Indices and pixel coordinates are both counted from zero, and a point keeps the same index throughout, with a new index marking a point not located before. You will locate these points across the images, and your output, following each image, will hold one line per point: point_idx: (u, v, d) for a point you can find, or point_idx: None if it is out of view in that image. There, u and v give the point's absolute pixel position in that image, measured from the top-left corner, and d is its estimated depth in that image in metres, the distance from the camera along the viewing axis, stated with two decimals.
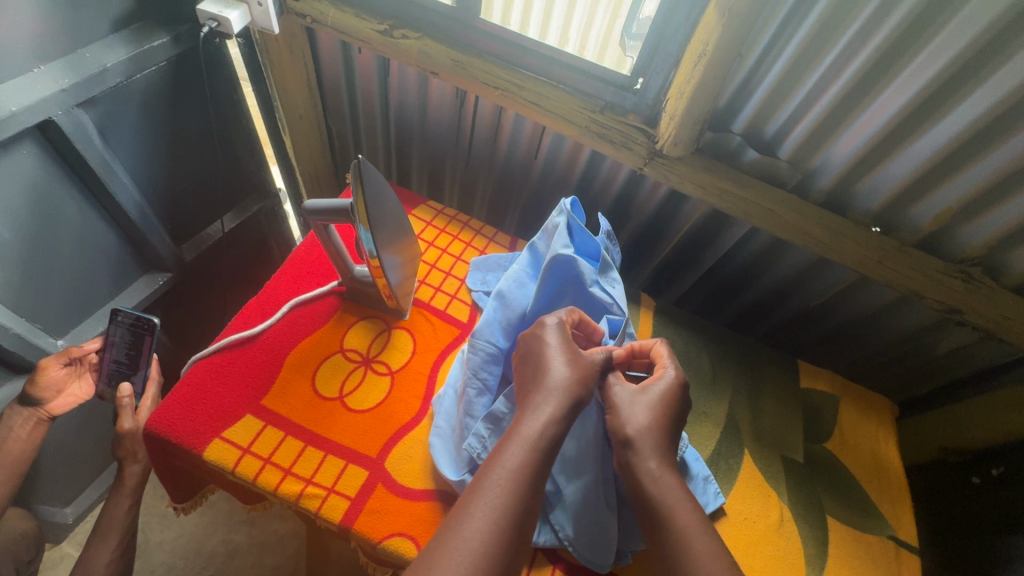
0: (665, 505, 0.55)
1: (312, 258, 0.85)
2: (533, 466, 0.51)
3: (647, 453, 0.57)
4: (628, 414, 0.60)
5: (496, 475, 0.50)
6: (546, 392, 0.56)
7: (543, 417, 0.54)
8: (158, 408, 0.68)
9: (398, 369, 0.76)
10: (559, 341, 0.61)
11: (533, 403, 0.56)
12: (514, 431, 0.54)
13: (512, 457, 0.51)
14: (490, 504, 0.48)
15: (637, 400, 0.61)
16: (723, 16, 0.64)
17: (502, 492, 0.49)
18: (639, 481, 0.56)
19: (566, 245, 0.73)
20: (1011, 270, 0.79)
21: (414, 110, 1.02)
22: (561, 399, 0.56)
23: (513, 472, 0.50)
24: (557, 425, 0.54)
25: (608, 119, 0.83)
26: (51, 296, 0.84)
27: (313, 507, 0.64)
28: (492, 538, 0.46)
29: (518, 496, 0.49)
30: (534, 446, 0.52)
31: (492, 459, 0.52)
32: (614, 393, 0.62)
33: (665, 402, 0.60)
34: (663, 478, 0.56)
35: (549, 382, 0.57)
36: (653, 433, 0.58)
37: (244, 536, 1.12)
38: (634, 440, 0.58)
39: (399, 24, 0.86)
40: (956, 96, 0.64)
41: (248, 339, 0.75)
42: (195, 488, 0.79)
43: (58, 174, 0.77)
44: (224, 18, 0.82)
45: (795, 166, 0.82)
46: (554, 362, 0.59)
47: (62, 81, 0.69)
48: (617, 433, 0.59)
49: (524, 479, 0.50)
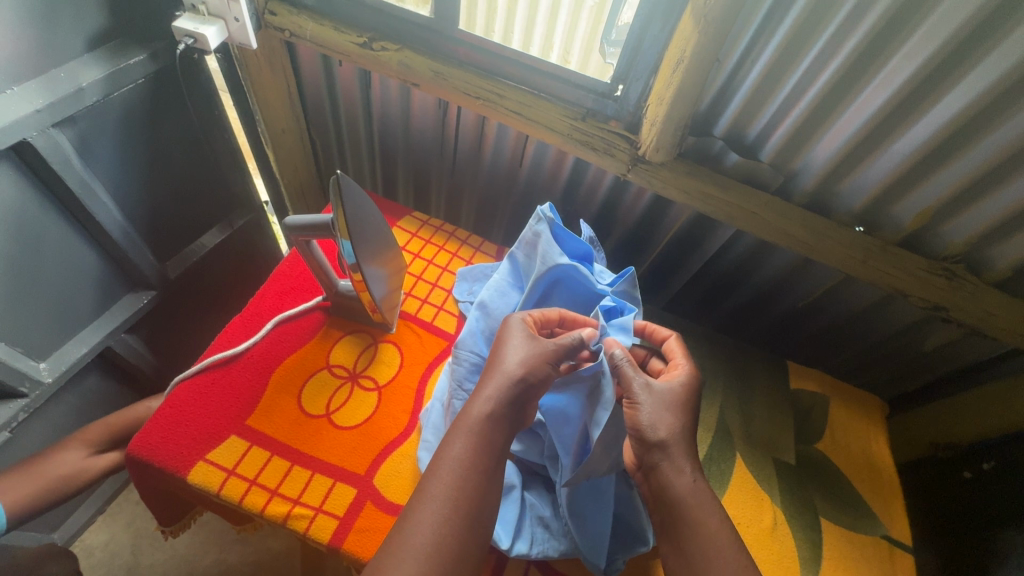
0: (699, 509, 0.55)
1: (296, 274, 0.85)
2: (478, 453, 0.52)
3: (679, 456, 0.57)
4: (656, 416, 0.58)
5: (439, 467, 0.51)
6: (489, 380, 0.57)
7: (484, 402, 0.55)
8: (140, 432, 0.66)
9: (384, 384, 0.75)
10: (521, 332, 0.61)
11: (478, 390, 0.57)
12: (458, 419, 0.55)
13: (455, 446, 0.52)
14: (435, 495, 0.49)
15: (663, 399, 0.59)
16: (698, 24, 0.64)
17: (446, 483, 0.50)
18: (670, 485, 0.56)
19: (560, 253, 0.74)
20: (995, 265, 0.79)
21: (398, 121, 1.01)
22: (504, 383, 0.56)
23: (456, 462, 0.51)
24: (498, 406, 0.55)
25: (589, 126, 0.83)
26: (32, 322, 0.82)
27: (301, 528, 0.63)
28: (436, 531, 0.47)
29: (463, 482, 0.50)
30: (474, 433, 0.53)
31: (437, 452, 0.53)
32: (636, 388, 0.59)
33: (687, 399, 0.61)
34: (696, 482, 0.56)
35: (498, 370, 0.57)
36: (682, 436, 0.58)
37: (237, 556, 1.10)
38: (668, 443, 0.57)
39: (379, 36, 0.85)
40: (932, 97, 0.65)
41: (231, 358, 0.74)
42: (182, 512, 0.78)
43: (34, 196, 0.75)
44: (200, 34, 0.81)
45: (777, 168, 0.83)
46: (510, 352, 0.59)
47: (36, 102, 0.68)
48: (647, 435, 0.57)
49: (468, 466, 0.51)
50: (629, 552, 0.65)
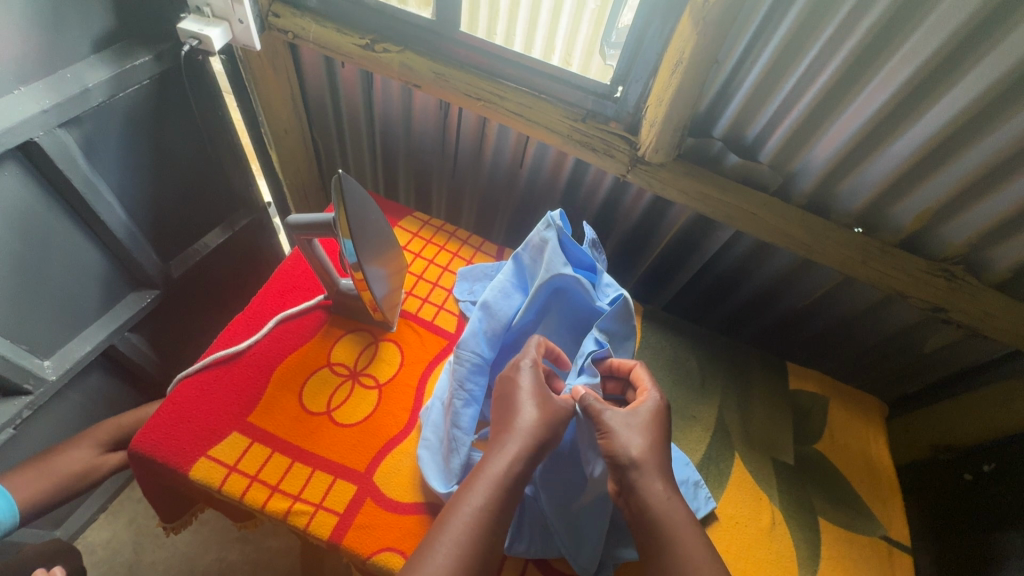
0: (676, 527, 0.54)
1: (299, 273, 0.85)
2: (495, 509, 0.51)
3: (652, 474, 0.57)
4: (628, 437, 0.58)
5: (457, 517, 0.50)
6: (511, 433, 0.56)
7: (507, 456, 0.54)
8: (143, 429, 0.67)
9: (385, 381, 0.76)
10: (531, 384, 0.61)
11: (497, 444, 0.56)
12: (478, 469, 0.54)
13: (475, 498, 0.51)
14: (451, 548, 0.48)
15: (633, 421, 0.60)
16: (697, 25, 0.65)
17: (465, 537, 0.49)
18: (648, 505, 0.55)
19: (565, 263, 0.75)
20: (994, 267, 0.79)
21: (400, 123, 1.02)
22: (524, 440, 0.56)
23: (475, 515, 0.50)
24: (521, 467, 0.54)
25: (589, 127, 0.83)
26: (36, 319, 0.83)
27: (301, 524, 0.63)
28: None
29: (480, 538, 0.49)
30: (496, 487, 0.52)
31: (456, 501, 0.52)
32: (606, 417, 0.60)
33: (656, 422, 0.61)
34: (671, 499, 0.56)
35: (516, 423, 0.57)
36: (654, 454, 0.58)
37: (238, 554, 1.11)
38: (641, 462, 0.57)
39: (381, 38, 0.86)
40: (930, 98, 0.65)
41: (234, 356, 0.74)
42: (184, 508, 0.79)
43: (40, 195, 0.76)
44: (205, 36, 0.82)
45: (776, 169, 0.83)
46: (525, 406, 0.58)
47: (43, 103, 0.69)
48: (620, 458, 0.57)
49: (488, 520, 0.50)
50: (627, 551, 0.65)
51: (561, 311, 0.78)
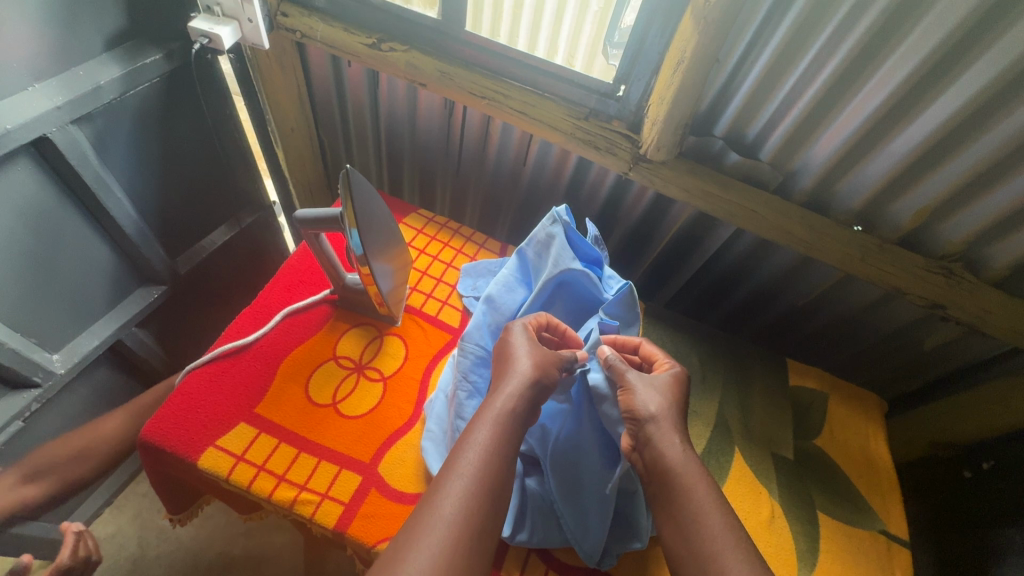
0: (688, 478, 0.56)
1: (304, 268, 0.86)
2: (500, 441, 0.53)
3: (669, 429, 0.59)
4: (648, 396, 0.62)
5: (466, 449, 0.52)
6: (507, 377, 0.59)
7: (505, 395, 0.57)
8: (153, 419, 0.68)
9: (390, 374, 0.77)
10: (524, 337, 0.64)
11: (496, 387, 0.58)
12: (480, 409, 0.56)
13: (480, 432, 0.53)
14: (462, 474, 0.50)
15: (654, 384, 0.63)
16: (698, 25, 0.66)
17: (474, 463, 0.50)
18: (662, 455, 0.57)
19: (573, 258, 0.77)
20: (992, 264, 0.80)
21: (404, 121, 1.04)
22: (520, 381, 0.58)
23: (481, 446, 0.52)
24: (520, 403, 0.56)
25: (592, 125, 0.85)
26: (46, 312, 0.84)
27: (307, 513, 0.64)
28: (463, 505, 0.48)
29: (489, 465, 0.51)
30: (498, 421, 0.54)
31: (461, 438, 0.53)
32: (630, 377, 0.64)
33: (675, 388, 0.64)
34: (686, 452, 0.58)
35: (512, 369, 0.60)
36: (671, 413, 0.61)
37: (241, 549, 1.12)
38: (658, 417, 0.60)
39: (388, 37, 0.87)
40: (927, 97, 0.66)
41: (241, 349, 0.75)
42: (190, 500, 0.80)
43: (51, 190, 0.77)
44: (215, 34, 0.84)
45: (776, 167, 0.84)
46: (521, 354, 0.61)
47: (56, 99, 0.71)
48: (638, 412, 0.61)
49: (494, 450, 0.52)
50: (626, 543, 0.66)
51: (565, 305, 0.79)
